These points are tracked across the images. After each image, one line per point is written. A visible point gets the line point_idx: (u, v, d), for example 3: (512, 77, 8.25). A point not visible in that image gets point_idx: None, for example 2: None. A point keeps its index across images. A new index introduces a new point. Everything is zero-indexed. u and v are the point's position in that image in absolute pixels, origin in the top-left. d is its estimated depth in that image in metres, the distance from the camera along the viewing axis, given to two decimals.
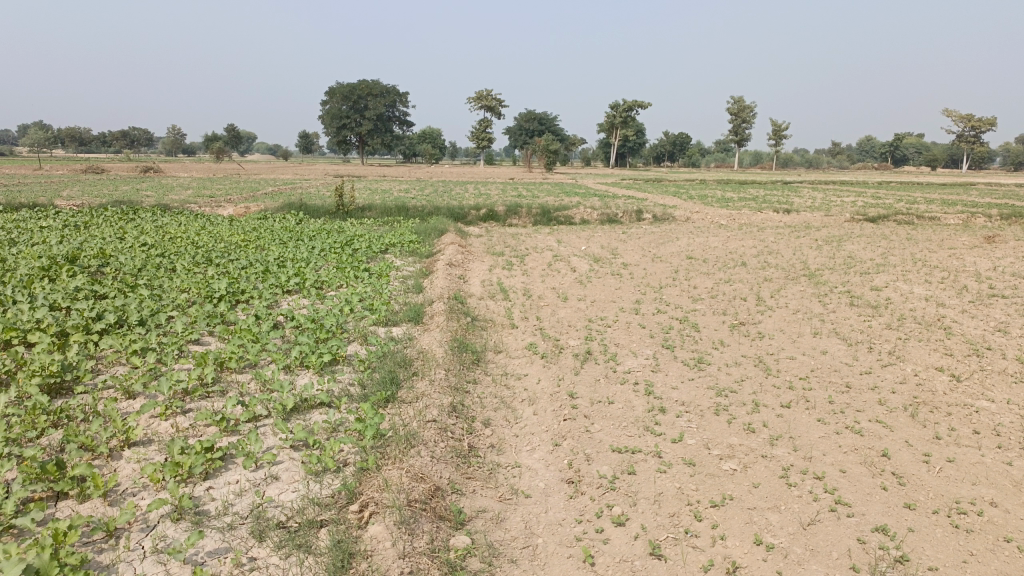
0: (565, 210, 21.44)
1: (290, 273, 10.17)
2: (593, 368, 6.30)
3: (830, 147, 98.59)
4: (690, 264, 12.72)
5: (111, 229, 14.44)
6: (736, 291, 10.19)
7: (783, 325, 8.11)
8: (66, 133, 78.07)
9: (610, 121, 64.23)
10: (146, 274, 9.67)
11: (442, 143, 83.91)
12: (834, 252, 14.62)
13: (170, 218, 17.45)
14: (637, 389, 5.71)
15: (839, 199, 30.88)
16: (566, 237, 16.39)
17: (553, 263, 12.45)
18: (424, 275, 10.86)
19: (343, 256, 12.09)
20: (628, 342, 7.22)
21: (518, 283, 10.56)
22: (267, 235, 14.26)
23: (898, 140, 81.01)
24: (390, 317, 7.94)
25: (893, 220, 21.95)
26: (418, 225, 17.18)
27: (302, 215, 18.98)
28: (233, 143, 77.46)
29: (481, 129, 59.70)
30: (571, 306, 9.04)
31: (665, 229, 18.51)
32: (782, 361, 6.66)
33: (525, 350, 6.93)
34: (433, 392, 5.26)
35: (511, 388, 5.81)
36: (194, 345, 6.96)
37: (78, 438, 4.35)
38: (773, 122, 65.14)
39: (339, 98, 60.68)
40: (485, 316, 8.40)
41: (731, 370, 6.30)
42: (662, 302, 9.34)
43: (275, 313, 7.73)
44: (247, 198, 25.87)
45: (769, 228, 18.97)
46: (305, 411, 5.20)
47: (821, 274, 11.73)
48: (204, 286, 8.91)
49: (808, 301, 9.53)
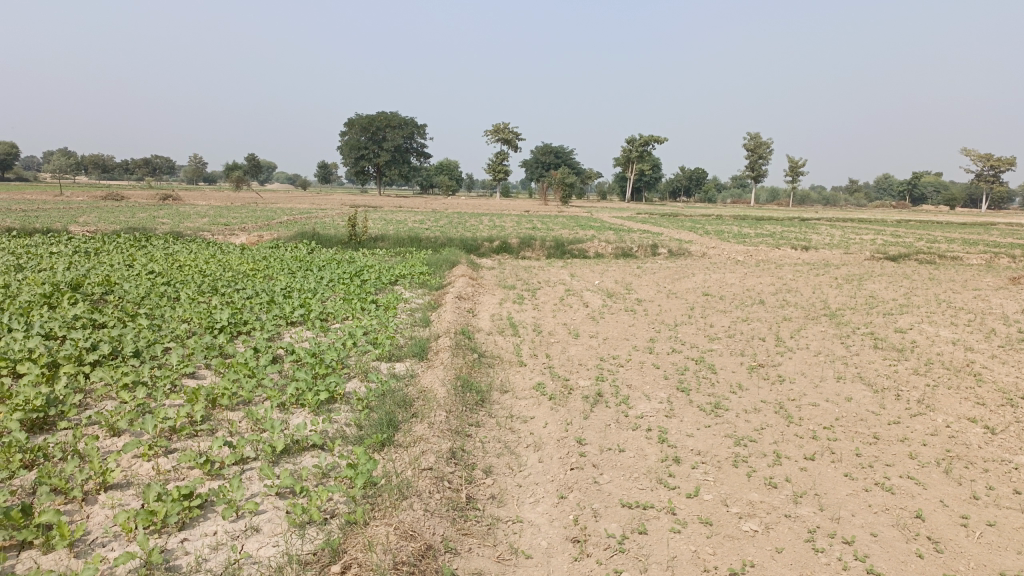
0: (580, 243, 21.19)
1: (295, 304, 9.94)
2: (603, 412, 5.97)
3: (848, 184, 98.16)
4: (706, 301, 12.38)
5: (119, 256, 14.32)
6: (754, 330, 9.84)
7: (804, 368, 7.75)
8: (89, 160, 79.23)
9: (627, 155, 64.33)
10: (149, 303, 9.47)
11: (459, 174, 84.27)
12: (855, 291, 14.24)
13: (182, 245, 17.35)
14: (651, 436, 5.37)
15: (858, 237, 30.52)
16: (580, 271, 16.12)
17: (565, 297, 12.17)
18: (432, 308, 10.60)
19: (352, 287, 11.87)
20: (641, 384, 6.88)
21: (528, 318, 10.28)
22: (276, 264, 14.09)
23: (917, 178, 80.55)
24: (394, 352, 7.66)
25: (914, 259, 21.52)
26: (430, 256, 17.00)
27: (314, 244, 18.86)
28: (252, 172, 78.31)
29: (499, 161, 59.88)
30: (582, 343, 8.73)
31: (680, 264, 18.20)
32: (804, 408, 6.29)
33: (533, 390, 6.61)
34: (432, 437, 4.94)
35: (515, 433, 5.48)
36: (189, 378, 6.72)
37: (50, 481, 4.07)
38: (790, 159, 65.00)
39: (358, 129, 61.17)
40: (492, 352, 8.10)
41: (749, 417, 5.94)
42: (677, 340, 9.01)
43: (275, 346, 7.47)
44: (261, 226, 25.83)
45: (787, 265, 18.63)
46: (296, 453, 4.91)
47: (842, 314, 11.36)
48: (205, 317, 8.68)
49: (829, 343, 9.16)
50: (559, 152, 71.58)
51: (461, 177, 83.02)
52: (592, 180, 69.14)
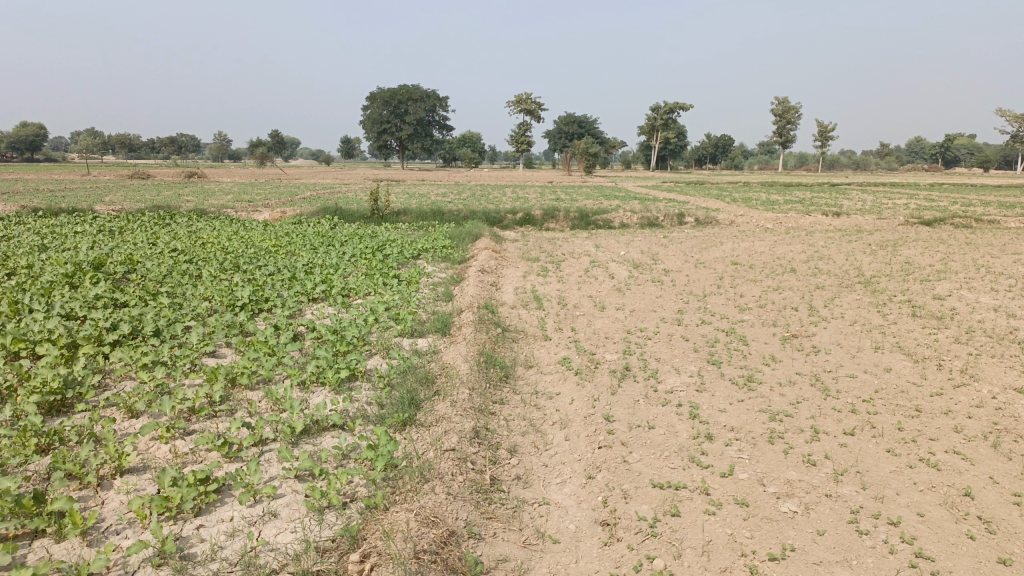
0: (604, 213, 20.84)
1: (317, 280, 9.82)
2: (632, 387, 5.77)
3: (878, 148, 95.95)
4: (735, 271, 12.08)
5: (143, 235, 14.30)
6: (786, 300, 9.53)
7: (839, 339, 7.47)
8: (116, 141, 79.86)
9: (651, 123, 63.35)
10: (171, 282, 9.40)
11: (481, 146, 83.64)
12: (889, 257, 13.81)
13: (205, 222, 17.32)
14: (682, 412, 5.18)
15: (890, 202, 29.72)
16: (605, 242, 15.82)
17: (590, 269, 11.93)
18: (455, 283, 10.42)
19: (374, 262, 11.74)
20: (670, 357, 6.66)
21: (553, 291, 10.06)
22: (298, 240, 13.99)
23: (950, 140, 78.68)
24: (416, 328, 7.51)
25: (950, 223, 20.93)
26: (453, 229, 16.79)
27: (337, 219, 18.75)
28: (276, 149, 78.46)
29: (521, 132, 59.24)
30: (608, 315, 8.51)
31: (708, 233, 17.82)
32: (841, 381, 6.04)
33: (559, 365, 6.43)
34: (454, 415, 4.78)
35: (541, 410, 5.31)
36: (210, 357, 6.62)
37: (65, 466, 3.99)
38: (819, 123, 63.60)
39: (379, 103, 60.79)
40: (516, 327, 7.92)
41: (784, 390, 5.71)
42: (706, 311, 8.76)
43: (296, 323, 7.35)
44: (285, 203, 25.73)
45: (818, 232, 18.15)
46: (317, 434, 4.79)
47: (877, 282, 11.00)
48: (226, 295, 8.59)
49: (865, 312, 8.84)
50: (582, 122, 70.62)
51: (483, 150, 82.45)
52: (616, 149, 68.26)
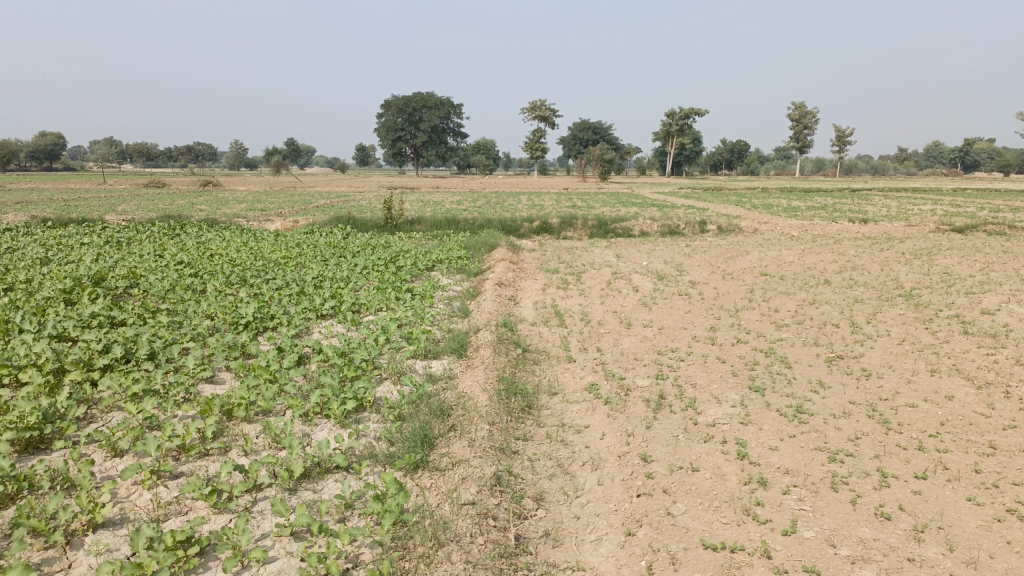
0: (623, 221, 20.27)
1: (325, 295, 9.31)
2: (668, 420, 5.20)
3: (898, 152, 94.73)
4: (766, 282, 11.47)
5: (150, 247, 13.88)
6: (824, 315, 8.92)
7: (891, 361, 6.84)
8: (134, 149, 80.38)
9: (666, 129, 62.78)
10: (172, 298, 8.92)
11: (496, 153, 83.31)
12: (926, 267, 13.15)
13: (214, 233, 16.86)
14: (728, 450, 4.61)
15: (915, 207, 28.94)
16: (626, 252, 15.25)
17: (613, 281, 11.36)
18: (472, 297, 9.89)
19: (386, 274, 11.24)
20: (707, 383, 6.08)
21: (575, 306, 9.50)
22: (309, 252, 13.51)
23: (970, 143, 77.48)
24: (430, 349, 6.98)
25: (982, 230, 20.16)
26: (469, 239, 16.29)
27: (350, 229, 18.31)
28: (292, 157, 78.55)
29: (536, 139, 58.79)
30: (636, 334, 7.95)
31: (732, 241, 17.20)
32: (900, 411, 5.45)
33: (586, 392, 5.87)
34: (473, 458, 4.24)
35: (569, 447, 4.76)
36: (208, 384, 6.12)
37: (30, 521, 3.48)
38: (837, 127, 62.83)
39: (394, 110, 60.54)
40: (537, 346, 7.36)
41: (839, 424, 5.12)
42: (740, 328, 8.16)
43: (301, 344, 6.84)
44: (298, 211, 25.41)
45: (847, 240, 17.48)
46: (318, 477, 4.26)
47: (919, 295, 10.34)
48: (229, 312, 8.10)
49: (911, 329, 8.21)
50: (597, 128, 70.04)
51: (498, 157, 82.17)
52: (631, 155, 67.68)
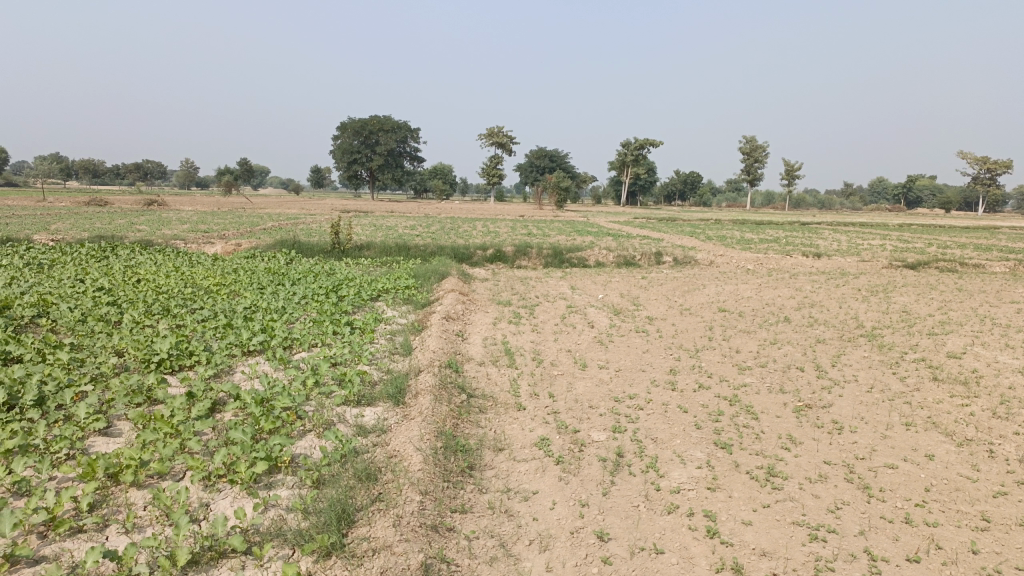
0: (578, 251, 19.83)
1: (255, 327, 8.53)
2: (627, 485, 4.59)
3: (844, 186, 97.18)
4: (726, 319, 11.05)
5: (71, 270, 12.86)
6: (788, 357, 8.47)
7: (863, 412, 6.37)
8: (79, 165, 77.84)
9: (622, 159, 63.20)
10: (82, 331, 8.04)
11: (453, 178, 82.92)
12: (885, 305, 12.92)
13: (146, 255, 15.88)
14: (696, 525, 4.03)
15: (866, 242, 29.27)
16: (581, 283, 14.74)
17: (568, 315, 10.81)
18: (416, 332, 9.21)
19: (325, 304, 10.49)
20: (669, 437, 5.51)
21: (526, 343, 8.91)
22: (246, 278, 12.67)
23: (912, 180, 79.85)
24: (364, 395, 6.28)
25: (934, 267, 20.27)
26: (419, 266, 15.63)
27: (294, 254, 17.47)
28: (245, 177, 76.91)
29: (492, 165, 58.52)
30: (592, 376, 7.37)
31: (689, 274, 16.89)
32: (879, 474, 4.96)
33: (536, 448, 5.24)
34: (399, 543, 3.57)
35: (514, 520, 4.12)
36: (101, 436, 5.31)
37: None
38: (786, 161, 64.13)
39: (350, 133, 59.77)
40: (484, 391, 6.71)
41: (815, 491, 4.59)
42: (702, 371, 7.64)
43: (216, 387, 6.07)
44: (243, 233, 24.41)
45: (802, 274, 17.31)
46: (210, 565, 3.54)
47: (882, 335, 10.01)
48: (141, 347, 7.27)
49: (880, 374, 7.79)
50: (553, 157, 70.20)
51: (455, 182, 81.80)
52: (587, 184, 67.85)
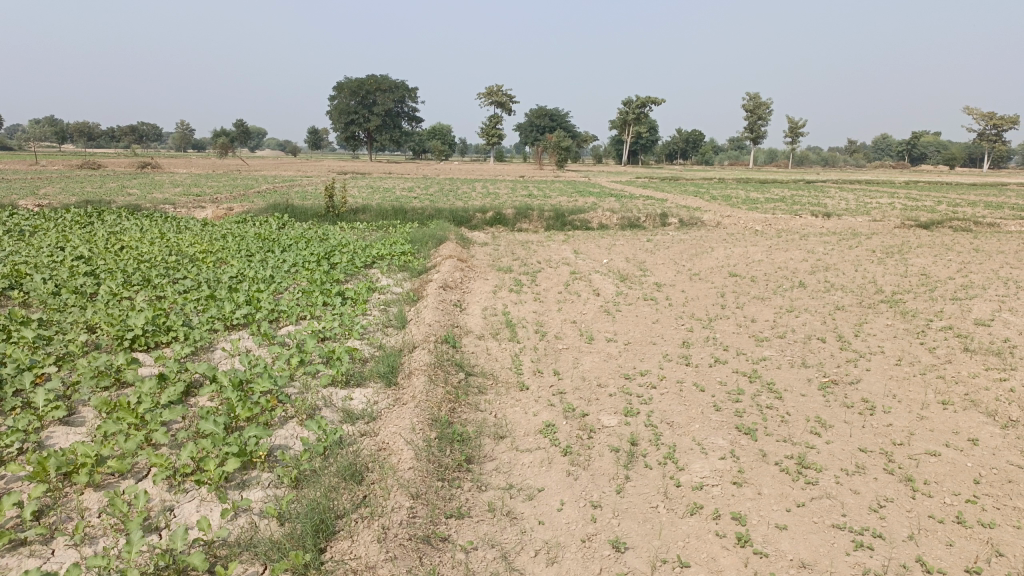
0: (581, 213, 19.22)
1: (240, 298, 8.00)
2: (644, 480, 4.12)
3: (847, 143, 95.61)
4: (738, 284, 10.52)
5: (52, 237, 12.30)
6: (808, 327, 7.93)
7: (894, 390, 5.87)
8: (74, 128, 76.75)
9: (623, 117, 61.95)
10: (53, 305, 7.52)
11: (452, 138, 81.72)
12: (902, 267, 12.37)
13: (133, 221, 15.27)
14: (723, 531, 3.56)
15: (874, 200, 28.64)
16: (585, 247, 14.19)
17: (572, 283, 10.28)
18: (411, 302, 8.69)
19: (316, 273, 9.95)
20: (688, 420, 5.03)
21: (528, 313, 8.39)
22: (235, 245, 12.11)
23: (916, 137, 78.57)
24: (353, 374, 5.78)
25: (947, 226, 19.68)
26: (417, 231, 15.07)
27: (287, 219, 16.88)
28: (242, 138, 75.80)
29: (492, 124, 57.47)
30: (599, 350, 6.87)
31: (696, 236, 16.33)
32: (921, 464, 4.47)
33: (540, 437, 4.74)
34: (384, 563, 3.08)
35: (517, 525, 3.64)
36: (62, 426, 4.81)
37: None
38: (790, 118, 63.06)
39: (347, 92, 58.67)
40: (484, 369, 6.20)
41: (853, 487, 4.11)
42: (717, 343, 7.12)
43: (191, 369, 5.55)
44: (237, 197, 23.81)
45: (812, 235, 16.71)
46: None
47: (904, 301, 9.48)
48: (115, 323, 6.75)
49: (907, 345, 7.28)
50: (554, 116, 69.03)
51: (454, 143, 80.58)
52: (588, 143, 66.72)
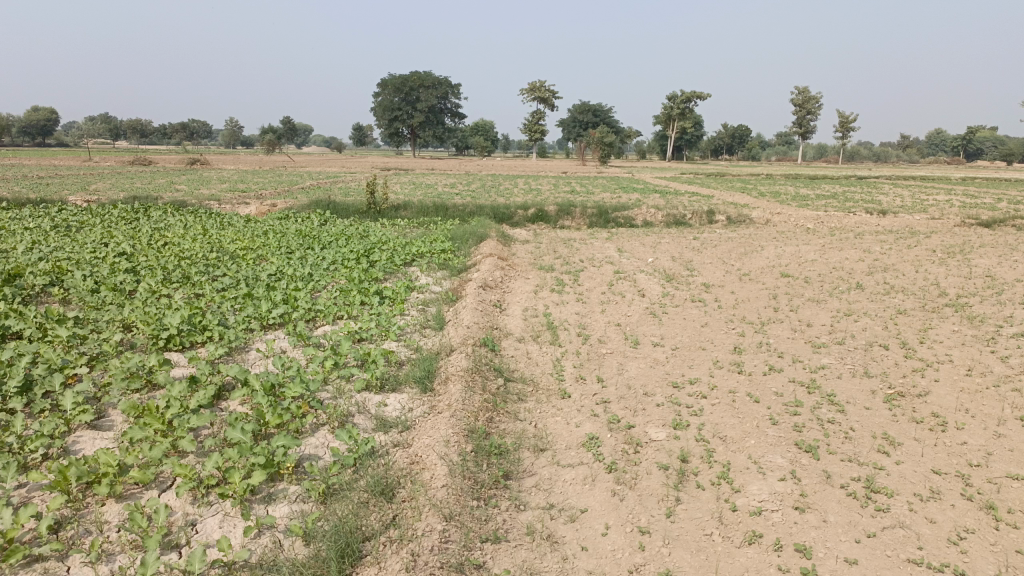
0: (625, 210, 18.82)
1: (277, 297, 7.86)
2: (696, 502, 3.81)
3: (901, 139, 92.93)
4: (790, 286, 10.06)
5: (97, 233, 12.40)
6: (868, 333, 7.47)
7: (967, 404, 5.43)
8: (127, 125, 78.58)
9: (668, 112, 61.02)
10: (91, 303, 7.46)
11: (495, 134, 81.59)
12: (965, 269, 11.74)
13: (176, 217, 15.36)
14: (787, 566, 3.25)
15: (930, 198, 27.63)
16: (628, 245, 13.83)
17: (616, 283, 9.95)
18: (450, 302, 8.46)
19: (354, 270, 9.79)
20: (742, 435, 4.68)
21: (570, 314, 8.10)
22: (275, 242, 12.04)
23: (973, 132, 75.98)
24: (388, 378, 5.55)
25: (1010, 225, 18.79)
26: (458, 228, 14.88)
27: (328, 215, 16.85)
28: (288, 135, 76.75)
29: (535, 120, 57.10)
30: (646, 356, 6.54)
31: (744, 234, 15.82)
32: (1004, 489, 4.06)
33: (583, 451, 4.45)
34: None
35: (558, 552, 3.37)
36: (89, 430, 4.67)
37: None
38: (841, 113, 61.48)
39: (391, 89, 58.91)
40: (524, 375, 5.93)
41: (928, 515, 3.73)
42: (771, 350, 6.73)
43: (222, 372, 5.39)
44: (280, 193, 23.93)
45: (867, 234, 16.05)
46: None
47: (970, 305, 8.94)
48: (151, 322, 6.64)
49: (978, 354, 6.79)
50: (598, 111, 68.39)
51: (497, 138, 80.46)
52: (632, 139, 65.91)
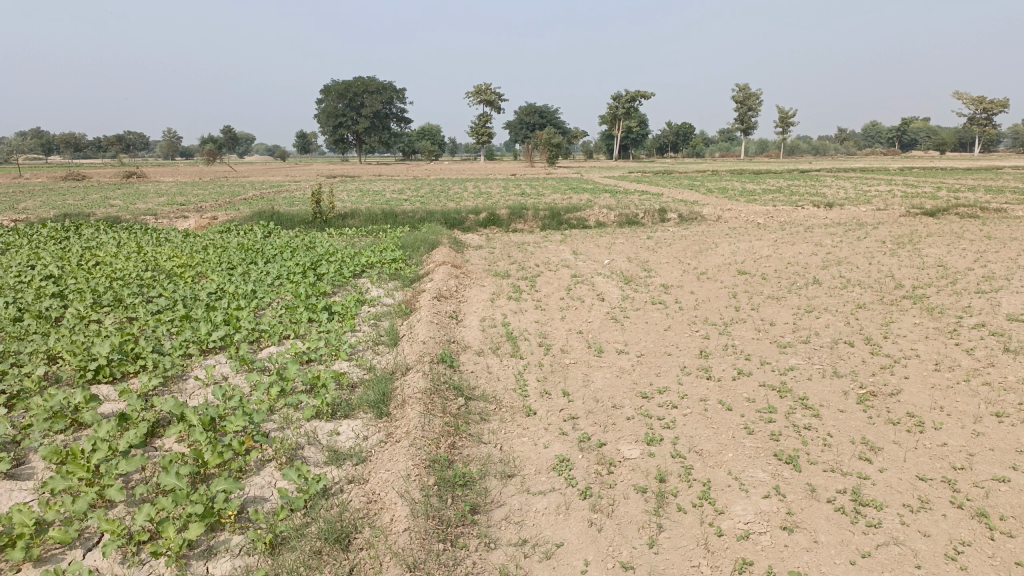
0: (577, 210, 18.62)
1: (218, 317, 7.39)
2: (679, 528, 3.55)
3: (838, 131, 95.42)
4: (749, 283, 9.94)
5: (23, 255, 11.66)
6: (831, 329, 7.35)
7: (942, 402, 5.29)
8: (59, 140, 75.60)
9: (613, 112, 61.41)
10: (13, 332, 6.89)
11: (441, 138, 81.01)
12: (917, 259, 11.81)
13: (111, 235, 14.59)
14: None
15: (872, 188, 28.19)
16: (583, 247, 13.62)
17: (574, 287, 9.69)
18: (404, 316, 8.08)
19: (300, 285, 9.33)
20: (720, 448, 4.45)
21: (529, 323, 7.80)
22: (216, 257, 11.47)
23: (906, 123, 78.35)
24: (340, 404, 5.17)
25: (952, 213, 19.16)
26: (408, 235, 14.47)
27: (272, 227, 16.25)
28: (229, 145, 74.91)
29: (481, 123, 56.77)
30: (611, 364, 6.28)
31: (697, 232, 15.76)
32: (992, 493, 3.89)
33: (554, 475, 4.15)
34: None
35: None
36: (6, 481, 4.20)
37: None
38: (781, 108, 62.68)
39: (334, 95, 57.89)
40: (485, 392, 5.60)
41: (921, 528, 3.53)
42: (737, 352, 6.54)
43: (157, 406, 4.94)
44: (222, 206, 23.15)
45: (817, 227, 16.15)
46: None
47: (927, 297, 8.91)
48: (79, 352, 6.13)
49: (943, 347, 6.71)
50: (544, 112, 68.43)
51: (444, 143, 79.95)
52: (579, 139, 66.07)
